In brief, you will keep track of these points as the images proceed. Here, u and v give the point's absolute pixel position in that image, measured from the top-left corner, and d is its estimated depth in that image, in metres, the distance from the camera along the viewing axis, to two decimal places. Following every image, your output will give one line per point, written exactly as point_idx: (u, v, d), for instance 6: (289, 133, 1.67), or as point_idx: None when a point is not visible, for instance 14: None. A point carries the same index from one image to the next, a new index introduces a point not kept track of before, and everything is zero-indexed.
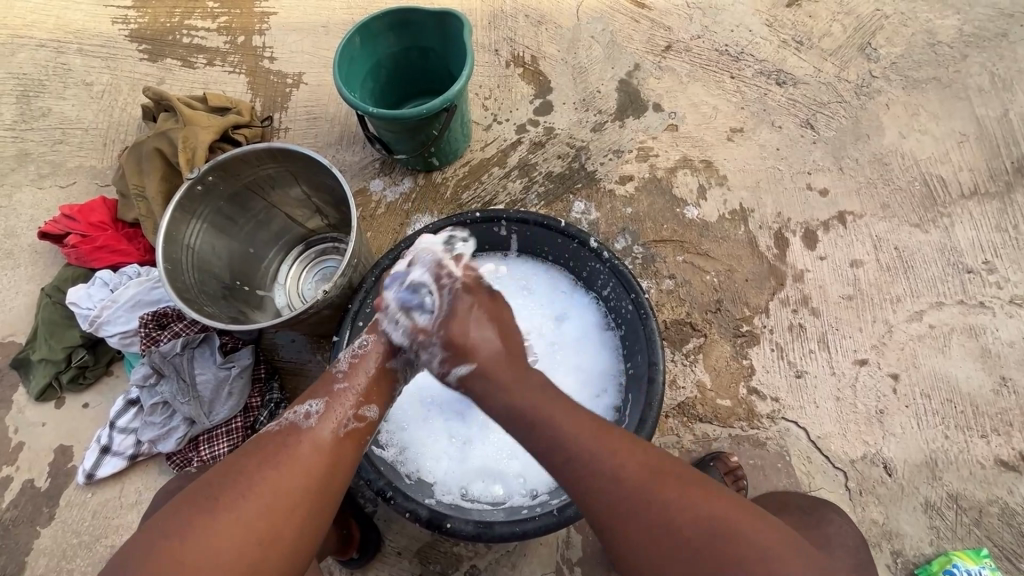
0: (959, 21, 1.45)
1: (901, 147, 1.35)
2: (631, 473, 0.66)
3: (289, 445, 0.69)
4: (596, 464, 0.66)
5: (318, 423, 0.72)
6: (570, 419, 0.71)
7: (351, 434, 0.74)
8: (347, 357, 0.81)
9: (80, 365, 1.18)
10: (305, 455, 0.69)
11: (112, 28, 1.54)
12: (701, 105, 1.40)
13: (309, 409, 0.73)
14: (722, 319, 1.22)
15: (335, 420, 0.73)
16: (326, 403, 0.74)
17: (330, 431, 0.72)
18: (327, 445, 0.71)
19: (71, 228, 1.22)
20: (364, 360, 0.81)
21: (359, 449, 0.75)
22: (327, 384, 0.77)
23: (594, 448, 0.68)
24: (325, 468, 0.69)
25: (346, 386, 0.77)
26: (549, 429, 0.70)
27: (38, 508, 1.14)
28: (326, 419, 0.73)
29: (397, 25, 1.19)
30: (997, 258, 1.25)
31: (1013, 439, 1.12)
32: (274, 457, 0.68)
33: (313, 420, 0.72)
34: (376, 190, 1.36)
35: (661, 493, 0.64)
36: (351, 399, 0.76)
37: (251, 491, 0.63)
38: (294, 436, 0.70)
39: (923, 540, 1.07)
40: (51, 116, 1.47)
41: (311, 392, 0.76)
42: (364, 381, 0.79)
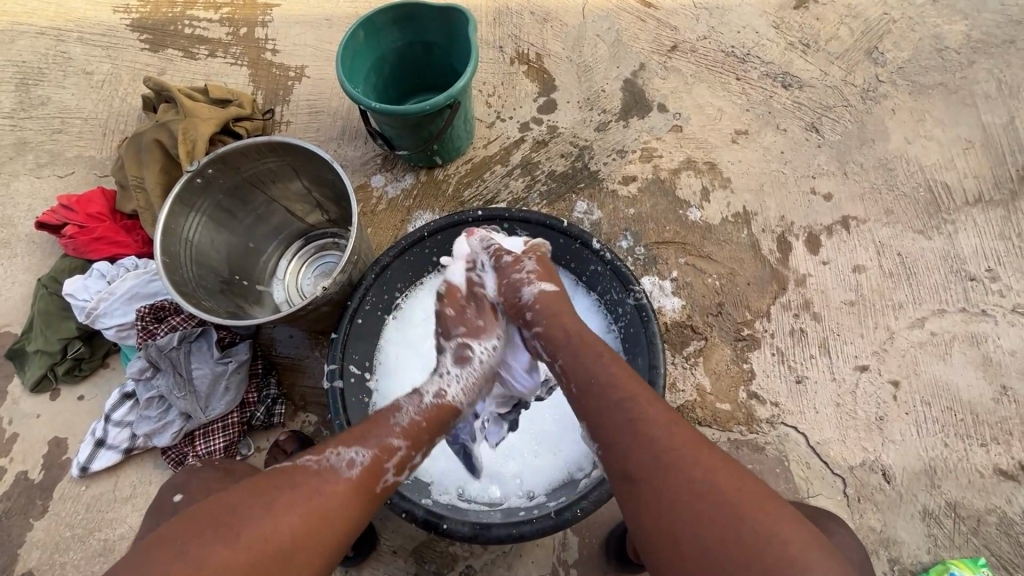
0: (967, 27, 1.44)
1: (907, 152, 1.34)
2: (671, 433, 0.65)
3: (325, 485, 0.66)
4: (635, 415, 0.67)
5: (359, 475, 0.69)
6: (622, 383, 0.72)
7: (383, 493, 0.71)
8: (412, 412, 0.78)
9: (75, 357, 1.17)
10: (338, 505, 0.65)
11: (114, 17, 1.53)
12: (706, 107, 1.39)
13: (355, 458, 0.69)
14: (723, 322, 1.21)
15: (376, 474, 0.70)
16: (372, 456, 0.70)
17: (365, 484, 0.69)
18: (360, 496, 0.68)
19: (69, 218, 1.20)
20: (426, 419, 0.78)
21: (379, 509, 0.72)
22: (379, 433, 0.73)
23: (643, 406, 0.68)
24: (352, 523, 0.66)
25: (400, 446, 0.74)
26: (597, 379, 0.73)
27: (31, 500, 1.13)
28: (367, 472, 0.70)
29: (402, 19, 1.18)
30: (1000, 266, 1.24)
31: (1013, 449, 1.12)
32: (309, 493, 0.64)
33: (355, 471, 0.69)
34: (377, 186, 1.34)
35: (700, 459, 0.62)
36: (394, 460, 0.73)
37: (277, 528, 0.59)
38: (329, 477, 0.67)
39: (920, 548, 1.07)
40: (50, 105, 1.46)
41: (358, 434, 0.72)
42: (412, 439, 0.75)
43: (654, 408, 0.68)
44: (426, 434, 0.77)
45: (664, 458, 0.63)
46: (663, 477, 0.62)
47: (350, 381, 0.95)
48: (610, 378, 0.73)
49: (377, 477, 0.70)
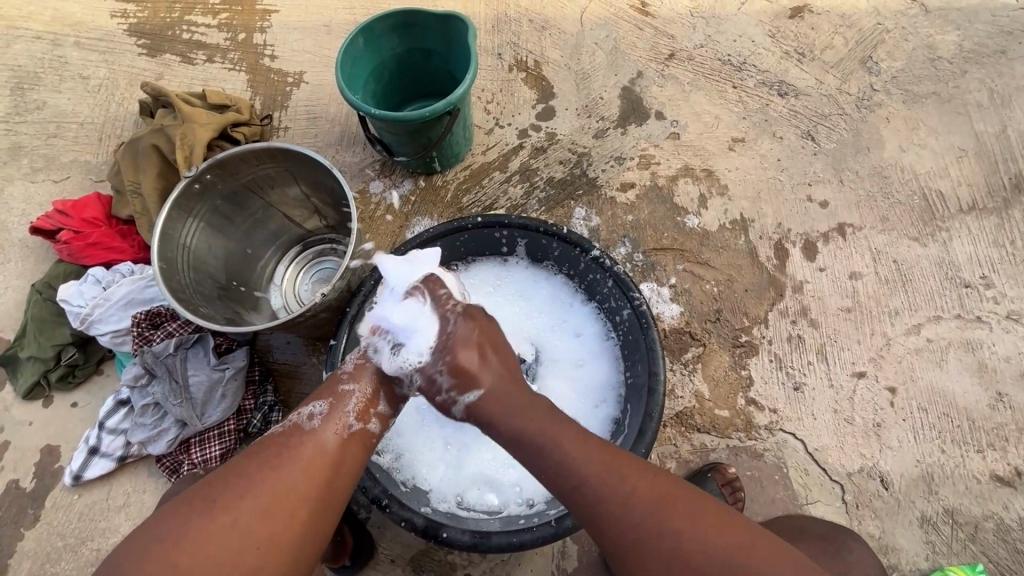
0: (959, 37, 1.46)
1: (901, 160, 1.36)
2: (639, 500, 0.67)
3: (291, 445, 0.70)
4: (604, 500, 0.67)
5: (321, 425, 0.73)
6: (576, 457, 0.70)
7: (355, 437, 0.75)
8: (354, 357, 0.83)
9: (69, 363, 1.16)
10: (309, 455, 0.70)
11: (111, 22, 1.52)
12: (703, 114, 1.40)
13: (313, 411, 0.75)
14: (721, 329, 1.22)
15: (338, 420, 0.74)
16: (329, 404, 0.75)
17: (333, 433, 0.73)
18: (333, 444, 0.72)
19: (64, 224, 1.19)
20: (370, 364, 0.82)
21: (361, 456, 0.75)
22: (332, 385, 0.78)
23: (604, 486, 0.68)
24: (330, 469, 0.70)
25: (350, 387, 0.78)
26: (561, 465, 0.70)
27: (22, 509, 1.11)
28: (330, 422, 0.74)
29: (401, 26, 1.18)
30: (995, 273, 1.25)
31: (1009, 455, 1.13)
32: (279, 452, 0.69)
33: (316, 421, 0.73)
34: (376, 191, 1.34)
35: (673, 523, 0.65)
36: (355, 403, 0.77)
37: (250, 492, 0.64)
38: (297, 436, 0.72)
39: (918, 555, 1.07)
40: (46, 109, 1.45)
41: (315, 394, 0.78)
42: (370, 386, 0.80)
43: (615, 482, 0.68)
44: (378, 374, 0.81)
45: (637, 530, 0.66)
46: (647, 549, 0.65)
47: None
48: (564, 460, 0.70)
49: (341, 424, 0.74)
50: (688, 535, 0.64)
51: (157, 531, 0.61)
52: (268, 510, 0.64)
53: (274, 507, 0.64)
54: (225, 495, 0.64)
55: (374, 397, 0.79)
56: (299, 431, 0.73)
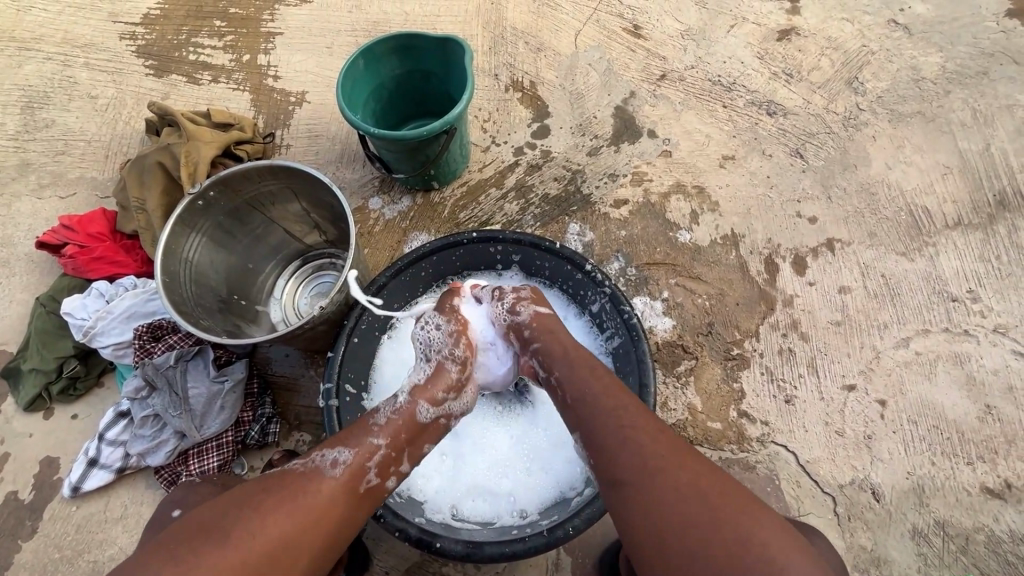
0: (942, 58, 1.50)
1: (888, 177, 1.39)
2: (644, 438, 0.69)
3: (310, 491, 0.69)
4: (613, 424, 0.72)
5: (342, 474, 0.73)
6: (603, 400, 0.75)
7: (368, 493, 0.74)
8: (389, 412, 0.83)
9: (70, 375, 1.17)
10: (327, 505, 0.69)
11: (120, 43, 1.57)
12: (694, 133, 1.44)
13: (337, 457, 0.74)
14: (714, 342, 1.24)
15: (357, 473, 0.74)
16: (353, 454, 0.75)
17: (349, 487, 0.73)
18: (347, 495, 0.72)
19: (69, 238, 1.22)
20: (402, 420, 0.82)
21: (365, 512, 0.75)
22: (361, 434, 0.77)
23: (625, 424, 0.71)
24: (339, 526, 0.70)
25: (377, 441, 0.78)
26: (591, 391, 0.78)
27: (20, 521, 1.12)
28: (352, 471, 0.74)
29: (402, 48, 1.22)
30: (981, 287, 1.28)
31: (999, 467, 1.14)
32: (297, 494, 0.68)
33: (337, 469, 0.73)
34: (375, 208, 1.38)
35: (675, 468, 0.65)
36: (378, 459, 0.77)
37: (270, 530, 0.63)
38: (316, 481, 0.71)
39: (910, 567, 1.08)
40: (55, 127, 1.49)
41: (341, 439, 0.77)
42: (394, 442, 0.80)
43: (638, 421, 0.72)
44: (404, 435, 0.81)
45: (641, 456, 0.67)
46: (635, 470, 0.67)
47: (346, 399, 0.96)
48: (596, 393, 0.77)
49: (359, 477, 0.74)
50: (674, 480, 0.64)
51: (167, 552, 0.60)
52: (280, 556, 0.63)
53: (284, 555, 0.63)
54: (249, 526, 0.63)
55: (396, 457, 0.79)
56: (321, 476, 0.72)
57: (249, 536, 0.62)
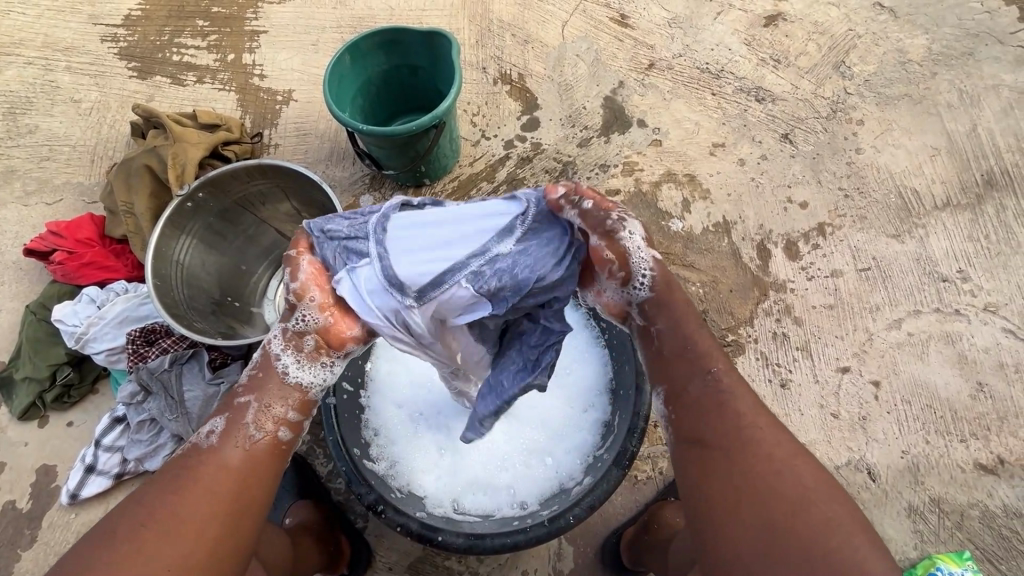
0: (928, 41, 1.51)
1: (877, 160, 1.40)
2: (753, 431, 0.66)
3: (193, 469, 0.66)
4: (724, 408, 0.68)
5: (220, 443, 0.68)
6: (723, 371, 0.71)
7: (260, 448, 0.69)
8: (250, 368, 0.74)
9: (64, 383, 1.17)
10: (211, 476, 0.65)
11: (102, 46, 1.55)
12: (684, 121, 1.44)
13: (211, 428, 0.69)
14: (708, 329, 1.24)
15: (239, 435, 0.69)
16: (227, 419, 0.69)
17: (234, 448, 0.68)
18: (237, 458, 0.67)
19: (58, 244, 1.21)
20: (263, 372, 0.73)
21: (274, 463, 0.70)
22: (228, 399, 0.72)
23: (743, 410, 0.68)
24: (235, 487, 0.65)
25: (247, 398, 0.71)
26: (699, 357, 0.73)
27: (18, 530, 1.11)
28: (229, 436, 0.68)
29: (388, 44, 1.22)
30: (971, 267, 1.29)
31: (992, 443, 1.15)
32: (181, 477, 0.65)
33: (214, 439, 0.68)
34: (366, 205, 1.37)
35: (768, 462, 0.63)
36: (255, 412, 0.70)
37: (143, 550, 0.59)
38: (199, 458, 0.67)
39: (908, 544, 1.09)
40: (38, 133, 1.47)
41: (212, 412, 0.71)
42: (268, 395, 0.72)
43: (756, 410, 0.68)
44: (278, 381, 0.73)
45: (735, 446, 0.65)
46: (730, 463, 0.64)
47: (343, 397, 0.96)
48: (698, 364, 0.72)
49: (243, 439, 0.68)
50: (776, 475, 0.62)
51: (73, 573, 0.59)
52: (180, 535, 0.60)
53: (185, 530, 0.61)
54: (136, 520, 0.61)
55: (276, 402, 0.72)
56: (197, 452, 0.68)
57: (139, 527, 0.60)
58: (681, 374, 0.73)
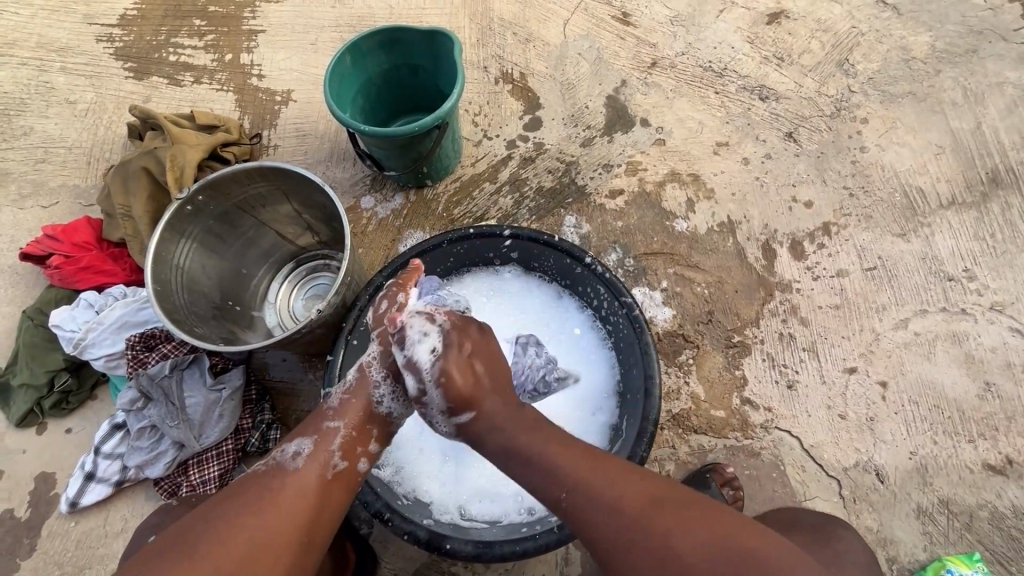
0: (931, 38, 1.50)
1: (881, 159, 1.39)
2: (630, 499, 0.69)
3: (273, 487, 0.71)
4: (590, 502, 0.70)
5: (303, 466, 0.74)
6: (563, 462, 0.73)
7: (337, 478, 0.76)
8: (341, 392, 0.83)
9: (62, 389, 1.15)
10: (289, 499, 0.71)
11: (97, 46, 1.52)
12: (687, 120, 1.43)
13: (297, 450, 0.76)
14: (714, 330, 1.23)
15: (320, 461, 0.75)
16: (314, 443, 0.76)
17: (314, 475, 0.74)
18: (313, 484, 0.73)
19: (54, 248, 1.19)
20: (356, 399, 0.81)
21: (344, 494, 0.77)
22: (317, 422, 0.79)
23: (601, 495, 0.70)
24: (309, 515, 0.71)
25: (336, 425, 0.79)
26: (542, 463, 0.74)
27: (18, 539, 1.10)
28: (315, 460, 0.75)
29: (388, 43, 1.20)
30: (977, 266, 1.28)
31: (1000, 443, 1.15)
32: (261, 494, 0.70)
33: (299, 461, 0.74)
34: (367, 207, 1.35)
35: (662, 522, 0.67)
36: (341, 441, 0.78)
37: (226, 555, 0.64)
38: (279, 476, 0.73)
39: (917, 546, 1.09)
40: (33, 135, 1.45)
41: (299, 431, 0.78)
42: (357, 424, 0.80)
43: (597, 475, 0.71)
44: (364, 412, 0.81)
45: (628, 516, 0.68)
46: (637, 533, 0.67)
47: None
48: (548, 458, 0.74)
49: (324, 466, 0.75)
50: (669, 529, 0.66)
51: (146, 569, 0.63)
52: (255, 552, 0.65)
53: (260, 551, 0.66)
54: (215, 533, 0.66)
55: (359, 436, 0.79)
56: (282, 472, 0.74)
57: (228, 534, 0.65)
58: (526, 479, 0.74)
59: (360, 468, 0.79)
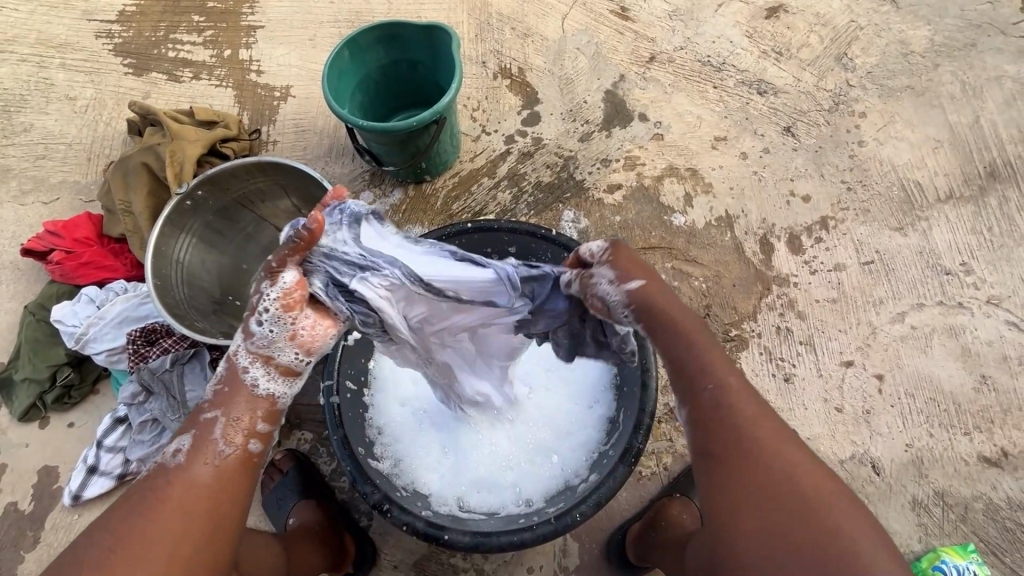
0: (930, 31, 1.50)
1: (879, 153, 1.39)
2: (772, 435, 0.65)
3: (154, 489, 0.60)
4: (725, 409, 0.66)
5: (185, 463, 0.61)
6: (726, 377, 0.68)
7: (227, 467, 0.63)
8: (214, 376, 0.66)
9: (64, 384, 1.16)
10: (171, 497, 0.59)
11: (96, 42, 1.53)
12: (686, 115, 1.43)
13: (176, 446, 0.63)
14: (711, 324, 1.24)
15: (203, 453, 0.62)
16: (191, 438, 0.63)
17: (199, 468, 0.61)
18: (198, 478, 0.61)
19: (55, 244, 1.20)
20: (228, 382, 0.64)
21: (243, 482, 0.64)
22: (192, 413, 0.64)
23: (744, 411, 0.66)
24: (201, 507, 0.60)
25: (212, 413, 0.64)
26: (698, 363, 0.69)
27: (21, 532, 1.11)
28: (195, 457, 0.62)
29: (387, 39, 1.20)
30: (974, 260, 1.28)
31: (995, 436, 1.15)
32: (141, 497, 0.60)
33: (178, 458, 0.62)
34: (366, 202, 1.36)
35: (794, 471, 0.62)
36: (220, 428, 0.63)
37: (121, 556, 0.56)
38: (160, 478, 0.61)
39: (912, 538, 1.10)
40: (33, 131, 1.46)
41: (178, 427, 0.65)
42: (239, 412, 0.64)
43: (751, 405, 0.67)
44: (242, 395, 0.64)
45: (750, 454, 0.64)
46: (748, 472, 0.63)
47: (348, 396, 0.95)
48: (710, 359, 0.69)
49: (208, 458, 0.62)
50: (792, 481, 0.61)
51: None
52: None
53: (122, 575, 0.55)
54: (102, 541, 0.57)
55: (244, 417, 0.64)
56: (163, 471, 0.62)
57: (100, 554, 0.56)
58: (677, 366, 0.71)
59: (256, 448, 0.65)
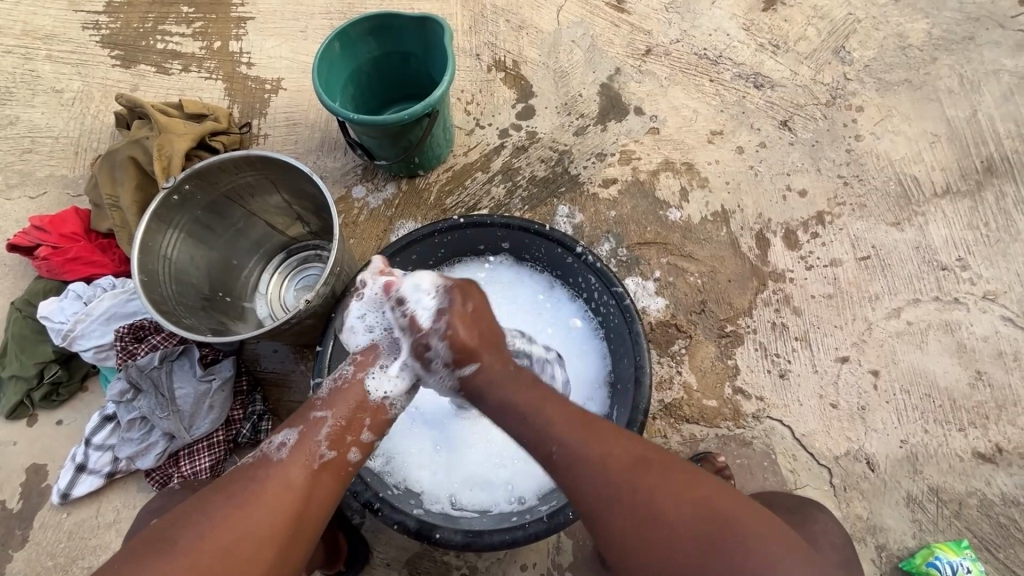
0: (928, 25, 1.48)
1: (877, 148, 1.38)
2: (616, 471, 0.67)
3: (259, 477, 0.69)
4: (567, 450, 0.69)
5: (288, 457, 0.71)
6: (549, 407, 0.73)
7: (326, 468, 0.73)
8: (330, 383, 0.81)
9: (52, 381, 1.14)
10: (276, 487, 0.68)
11: (83, 33, 1.50)
12: (681, 108, 1.42)
13: (283, 440, 0.73)
14: (706, 320, 1.23)
15: (307, 452, 0.72)
16: (299, 433, 0.74)
17: (299, 468, 0.71)
18: (300, 474, 0.70)
19: (42, 239, 1.18)
20: (348, 386, 0.80)
21: (336, 484, 0.74)
22: (304, 413, 0.76)
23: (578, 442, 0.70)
24: (299, 504, 0.68)
25: (323, 414, 0.76)
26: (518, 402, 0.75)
27: (10, 530, 1.10)
28: (299, 453, 0.72)
29: (379, 29, 1.18)
30: (970, 255, 1.28)
31: (990, 432, 1.15)
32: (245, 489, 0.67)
33: (284, 452, 0.72)
34: (358, 196, 1.34)
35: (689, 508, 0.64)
36: (328, 431, 0.75)
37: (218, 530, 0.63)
38: (266, 467, 0.70)
39: (905, 534, 1.10)
40: (19, 124, 1.43)
41: (287, 422, 0.76)
42: (348, 415, 0.77)
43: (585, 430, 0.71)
44: (354, 403, 0.78)
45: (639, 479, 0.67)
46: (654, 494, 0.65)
47: None
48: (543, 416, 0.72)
49: (311, 456, 0.72)
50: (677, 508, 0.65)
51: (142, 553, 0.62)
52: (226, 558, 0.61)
53: (231, 554, 0.62)
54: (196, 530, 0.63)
55: (349, 425, 0.76)
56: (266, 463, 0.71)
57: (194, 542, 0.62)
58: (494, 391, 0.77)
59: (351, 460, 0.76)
